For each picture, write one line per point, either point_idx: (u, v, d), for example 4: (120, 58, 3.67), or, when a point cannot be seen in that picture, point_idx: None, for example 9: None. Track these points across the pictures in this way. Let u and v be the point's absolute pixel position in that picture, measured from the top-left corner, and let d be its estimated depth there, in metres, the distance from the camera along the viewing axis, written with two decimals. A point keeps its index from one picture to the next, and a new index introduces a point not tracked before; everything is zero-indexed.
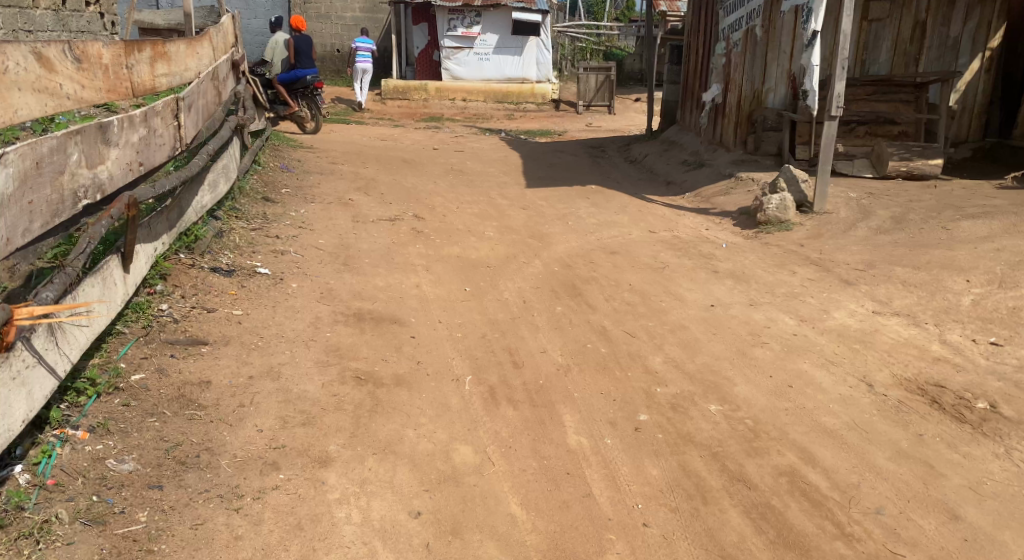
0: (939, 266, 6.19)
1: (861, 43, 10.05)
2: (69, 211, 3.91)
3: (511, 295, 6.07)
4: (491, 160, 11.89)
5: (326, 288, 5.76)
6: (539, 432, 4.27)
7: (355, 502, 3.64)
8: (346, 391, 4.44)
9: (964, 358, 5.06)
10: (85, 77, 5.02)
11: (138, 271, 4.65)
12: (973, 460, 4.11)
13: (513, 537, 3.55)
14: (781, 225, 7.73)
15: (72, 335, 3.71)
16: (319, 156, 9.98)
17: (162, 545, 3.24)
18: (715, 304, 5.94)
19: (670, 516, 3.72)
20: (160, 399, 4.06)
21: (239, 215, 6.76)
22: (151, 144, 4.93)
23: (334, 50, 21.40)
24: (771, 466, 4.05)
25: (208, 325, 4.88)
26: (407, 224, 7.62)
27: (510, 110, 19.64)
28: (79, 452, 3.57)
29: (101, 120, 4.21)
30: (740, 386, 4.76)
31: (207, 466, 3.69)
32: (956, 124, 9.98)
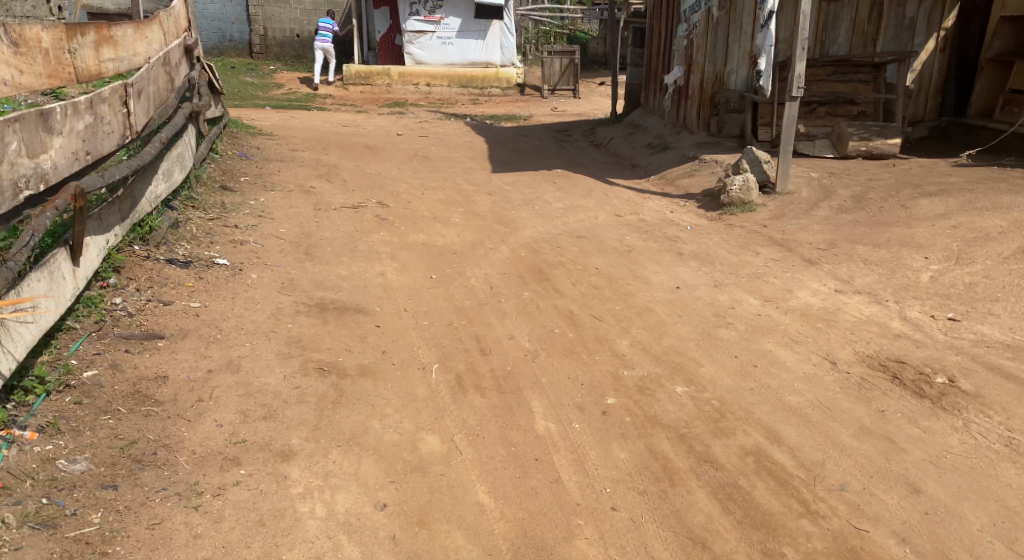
0: (899, 244, 6.26)
1: (820, 24, 10.01)
2: (9, 202, 3.78)
3: (477, 281, 6.02)
4: (456, 145, 11.79)
5: (288, 277, 5.65)
6: (506, 419, 4.23)
7: (319, 495, 3.57)
8: (309, 383, 4.36)
9: (924, 334, 5.11)
10: (23, 62, 4.88)
11: (88, 264, 4.51)
12: (934, 434, 4.15)
13: (480, 526, 3.51)
14: (744, 206, 7.75)
15: (16, 332, 3.58)
16: (280, 143, 9.81)
17: (116, 547, 3.16)
18: (681, 286, 5.94)
19: (638, 499, 3.72)
20: (115, 396, 3.95)
21: (196, 205, 6.60)
22: (98, 132, 4.78)
23: (295, 35, 21.07)
24: (736, 446, 4.06)
25: (165, 318, 4.76)
26: (370, 211, 7.51)
27: (474, 95, 19.53)
28: (27, 453, 3.46)
29: (42, 107, 4.06)
30: (706, 366, 4.77)
31: (164, 464, 3.60)
32: (913, 104, 10.07)
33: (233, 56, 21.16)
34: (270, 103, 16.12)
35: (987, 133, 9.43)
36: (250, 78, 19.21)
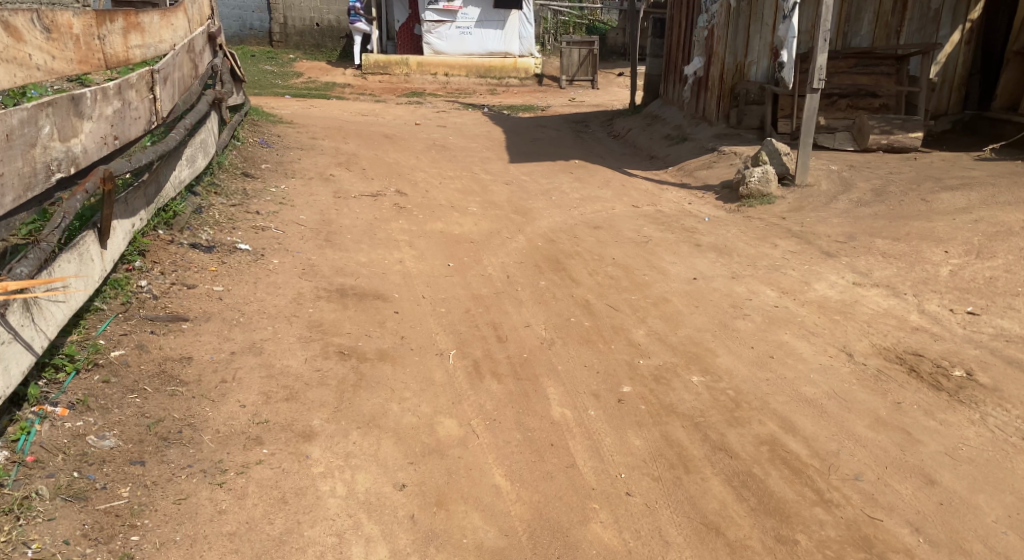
0: (918, 238, 6.24)
1: (843, 14, 9.93)
2: (42, 184, 3.86)
3: (494, 269, 6.06)
4: (474, 135, 11.83)
5: (309, 263, 5.73)
6: (523, 405, 4.29)
7: (340, 475, 3.65)
8: (330, 366, 4.44)
9: (942, 328, 5.12)
10: (55, 48, 4.94)
11: (115, 247, 4.59)
12: (950, 426, 4.17)
13: (497, 507, 3.57)
14: (763, 199, 7.74)
15: (49, 311, 3.66)
16: (300, 131, 9.88)
17: (145, 520, 3.24)
18: (697, 277, 5.97)
19: (652, 485, 3.76)
20: (141, 375, 4.04)
21: (218, 190, 6.69)
22: (126, 118, 4.86)
23: (314, 24, 21.23)
24: (751, 436, 4.09)
25: (189, 301, 4.85)
26: (389, 199, 7.58)
27: (492, 86, 19.52)
28: (59, 429, 3.55)
29: (73, 93, 4.14)
30: (722, 357, 4.80)
31: (189, 442, 3.68)
32: (936, 97, 10.08)
33: (252, 44, 21.35)
34: (290, 92, 16.23)
35: (1011, 128, 9.30)
36: (270, 66, 19.38)
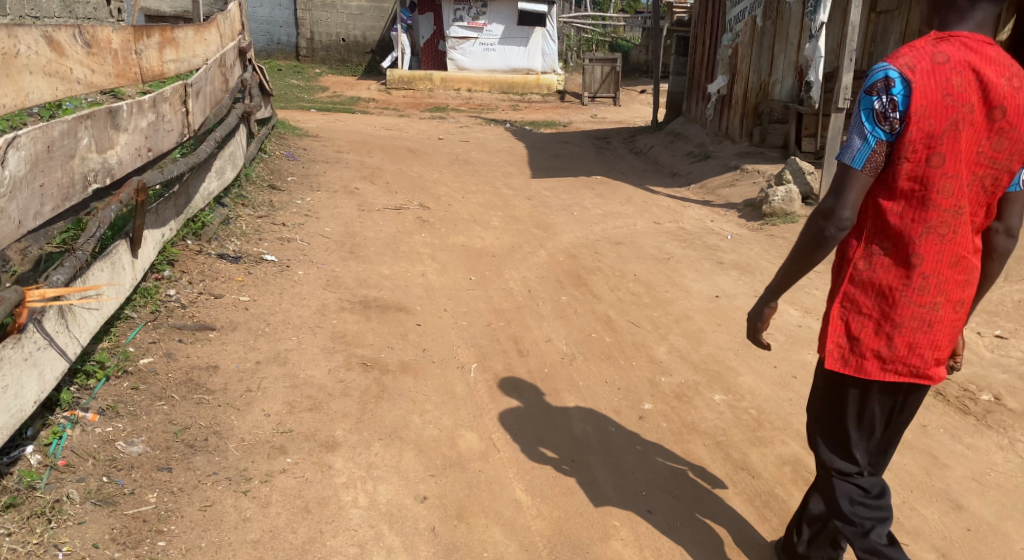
0: None
1: (870, 36, 10.29)
2: (80, 195, 3.94)
3: (515, 284, 6.09)
4: (496, 150, 11.90)
5: (333, 275, 5.79)
6: (543, 420, 4.29)
7: (362, 486, 3.67)
8: (353, 377, 4.48)
9: (969, 351, 5.08)
10: (94, 62, 5.08)
11: (146, 257, 4.67)
12: (977, 451, 4.13)
13: (518, 522, 3.57)
14: (786, 217, 7.72)
15: (83, 318, 3.73)
16: (325, 144, 10.01)
17: (171, 526, 3.27)
18: (720, 295, 5.96)
19: (674, 503, 3.74)
20: (169, 383, 4.09)
21: (245, 202, 6.78)
22: (159, 130, 4.95)
23: (340, 39, 21.88)
24: (774, 456, 4.07)
25: (216, 311, 4.91)
26: (412, 213, 7.64)
27: (516, 101, 19.56)
28: (89, 434, 3.62)
29: (111, 105, 4.23)
30: (745, 376, 4.78)
31: (215, 450, 3.72)
32: None
33: (280, 59, 21.96)
34: (314, 105, 16.47)
35: None
36: (296, 80, 19.68)
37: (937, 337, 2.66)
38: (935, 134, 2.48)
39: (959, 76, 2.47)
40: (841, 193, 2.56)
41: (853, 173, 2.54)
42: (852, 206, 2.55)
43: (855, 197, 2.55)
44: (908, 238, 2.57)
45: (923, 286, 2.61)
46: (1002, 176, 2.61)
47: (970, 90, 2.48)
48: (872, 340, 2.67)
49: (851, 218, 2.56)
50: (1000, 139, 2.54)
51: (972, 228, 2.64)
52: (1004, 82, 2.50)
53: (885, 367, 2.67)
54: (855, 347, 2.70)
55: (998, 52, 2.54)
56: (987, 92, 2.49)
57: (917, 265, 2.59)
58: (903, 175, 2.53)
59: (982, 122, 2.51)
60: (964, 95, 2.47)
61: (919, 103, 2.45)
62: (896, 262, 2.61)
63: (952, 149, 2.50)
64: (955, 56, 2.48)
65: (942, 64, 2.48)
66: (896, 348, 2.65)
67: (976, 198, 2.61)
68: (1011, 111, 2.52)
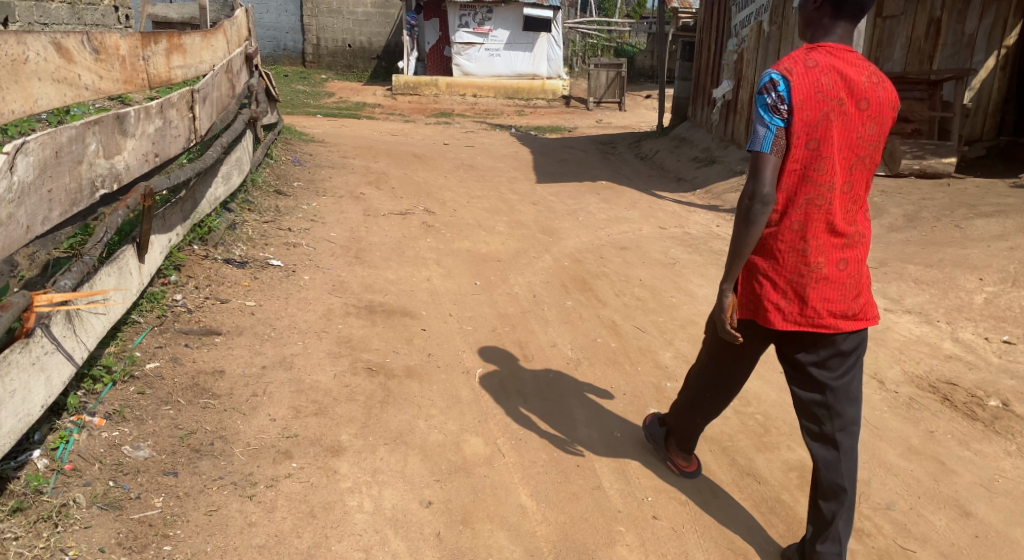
0: (952, 264, 6.17)
1: (876, 40, 10.36)
2: (87, 200, 3.96)
3: (521, 288, 6.09)
4: (501, 155, 11.91)
5: (339, 280, 5.80)
6: (548, 425, 4.29)
7: (367, 491, 3.67)
8: (358, 382, 4.48)
9: (976, 356, 5.06)
10: (102, 68, 5.11)
11: (152, 261, 4.69)
12: (985, 457, 4.11)
13: (523, 528, 3.56)
14: None
15: (90, 323, 3.74)
16: (331, 149, 10.04)
17: (177, 531, 3.27)
18: None
19: (679, 509, 3.72)
20: (175, 388, 4.10)
21: (251, 207, 6.80)
22: (167, 136, 4.97)
23: (346, 45, 21.97)
24: (781, 461, 4.05)
25: (222, 316, 4.92)
26: (418, 218, 7.65)
27: (521, 106, 19.56)
28: (96, 438, 3.63)
29: (118, 111, 4.25)
30: (751, 382, 4.77)
31: (221, 454, 3.73)
32: (971, 122, 10.36)
33: (286, 64, 22.11)
34: (320, 111, 16.53)
35: None
36: (302, 86, 19.76)
37: (831, 291, 3.09)
38: (813, 122, 2.99)
39: (827, 77, 2.99)
40: (755, 176, 3.03)
41: (762, 157, 3.01)
42: (767, 183, 3.01)
43: (763, 180, 3.01)
44: (795, 209, 3.08)
45: (812, 248, 3.09)
46: (872, 156, 3.13)
47: (839, 87, 3.00)
48: (773, 295, 3.14)
49: (757, 194, 3.02)
50: (866, 126, 3.07)
51: (853, 202, 3.14)
52: (864, 79, 3.04)
53: (784, 317, 3.13)
54: (761, 303, 3.18)
55: (857, 56, 3.09)
56: (852, 88, 3.02)
57: (806, 232, 3.08)
58: (791, 159, 3.04)
59: (851, 113, 3.04)
60: (833, 92, 2.99)
61: (799, 98, 2.97)
62: (788, 230, 3.09)
63: (827, 135, 3.02)
64: (824, 61, 3.01)
65: (814, 67, 3.01)
66: (791, 300, 3.11)
67: (854, 176, 3.12)
68: (871, 103, 3.06)
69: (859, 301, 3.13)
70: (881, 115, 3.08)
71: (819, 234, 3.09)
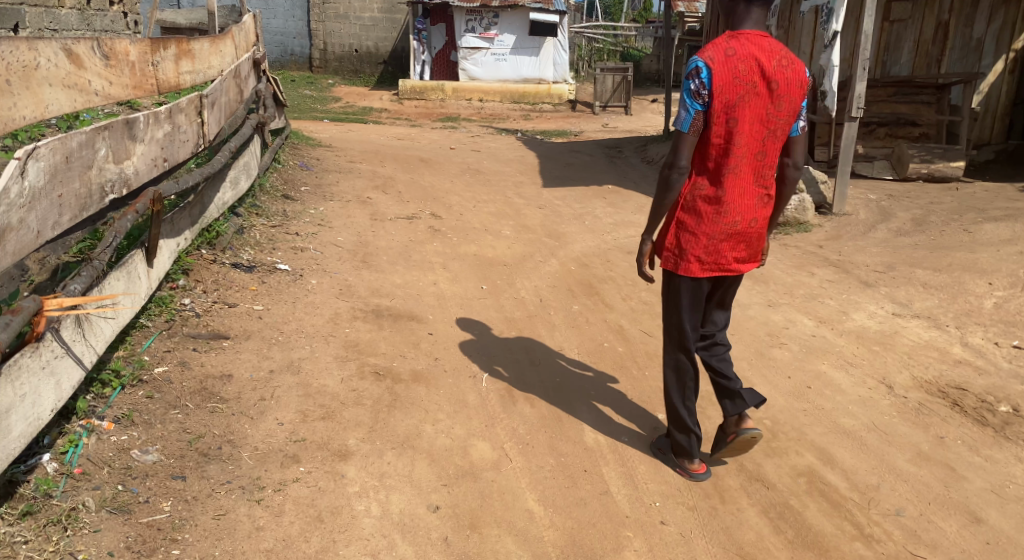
0: (961, 269, 6.14)
1: (884, 43, 10.58)
2: (97, 205, 3.97)
3: (527, 293, 6.09)
4: (507, 159, 11.91)
5: (346, 284, 5.80)
6: (556, 430, 4.28)
7: (375, 495, 3.67)
8: (365, 386, 4.48)
9: (986, 361, 5.04)
10: (112, 74, 5.14)
11: (161, 266, 4.71)
12: (996, 463, 4.09)
13: (530, 533, 3.55)
14: (799, 227, 7.68)
15: (99, 327, 3.75)
16: (338, 154, 10.05)
17: (185, 535, 3.28)
18: (733, 305, 5.93)
19: (687, 514, 3.71)
20: (183, 392, 4.11)
21: (259, 212, 6.81)
22: (175, 140, 4.98)
23: (353, 50, 22.03)
24: (789, 467, 4.04)
25: (230, 320, 4.92)
26: (424, 222, 7.65)
27: (527, 110, 19.57)
28: (105, 442, 3.64)
29: (128, 116, 4.26)
30: (758, 387, 4.75)
31: (228, 458, 3.73)
32: (978, 126, 10.34)
33: (293, 70, 22.22)
34: (327, 116, 16.58)
35: None
36: (309, 91, 19.81)
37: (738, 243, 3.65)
38: (730, 104, 3.44)
39: (744, 63, 3.42)
40: (677, 149, 3.50)
41: (683, 134, 3.48)
42: (686, 157, 3.49)
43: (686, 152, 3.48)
44: (712, 177, 3.58)
45: (726, 208, 3.60)
46: (783, 128, 3.59)
47: (753, 72, 3.43)
48: (696, 249, 3.63)
49: (681, 164, 3.50)
50: (779, 102, 3.52)
51: (763, 167, 3.64)
52: (775, 63, 3.47)
53: (702, 266, 3.65)
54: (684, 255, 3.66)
55: (771, 41, 3.50)
56: (766, 71, 3.45)
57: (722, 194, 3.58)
58: (711, 133, 3.50)
59: (764, 94, 3.48)
60: (748, 77, 3.43)
61: (719, 82, 3.40)
62: (706, 193, 3.60)
63: (743, 114, 3.48)
64: (742, 50, 3.43)
65: (733, 55, 3.43)
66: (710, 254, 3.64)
67: (766, 145, 3.60)
68: (782, 84, 3.50)
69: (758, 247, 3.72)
70: (792, 93, 3.52)
71: (734, 196, 3.59)
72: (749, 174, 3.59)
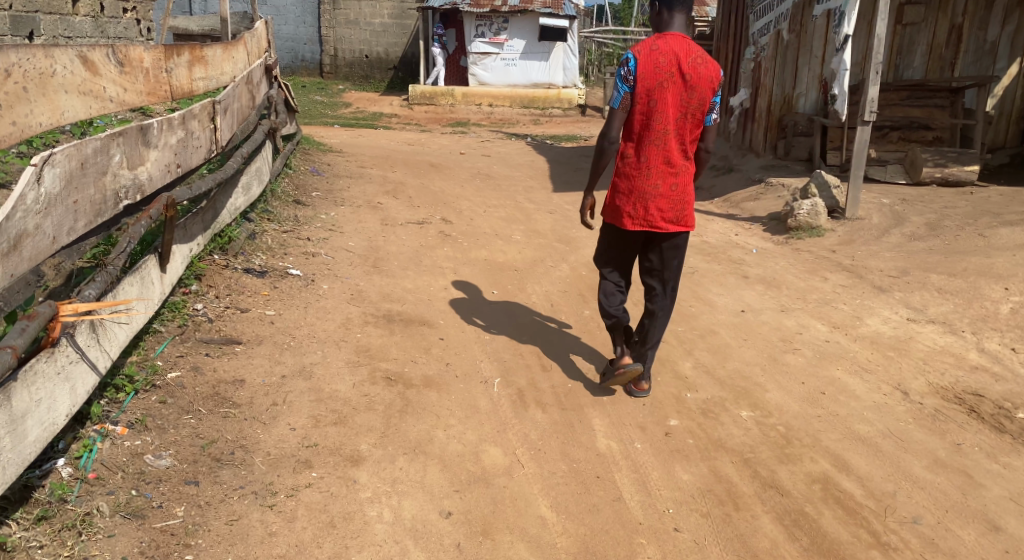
0: (976, 274, 6.08)
1: (895, 47, 10.19)
2: (111, 211, 3.99)
3: (538, 298, 6.08)
4: (517, 164, 11.91)
5: (357, 289, 5.80)
6: (568, 435, 4.26)
7: (387, 501, 3.66)
8: (377, 392, 4.47)
9: (1003, 367, 4.99)
10: (127, 81, 5.19)
11: (174, 271, 4.72)
12: (1014, 470, 4.05)
13: (543, 539, 3.54)
14: (812, 231, 7.64)
15: (113, 333, 3.76)
16: (349, 159, 10.08)
17: (198, 540, 3.28)
18: (746, 310, 5.90)
19: (701, 521, 3.68)
20: (196, 397, 4.11)
21: (271, 217, 6.84)
22: (188, 146, 5.00)
23: (364, 56, 22.11)
24: (804, 473, 4.00)
25: (242, 325, 4.93)
26: (435, 227, 7.65)
27: (536, 115, 19.58)
28: (119, 447, 3.64)
29: (142, 122, 4.28)
30: (772, 393, 4.72)
31: (241, 464, 3.73)
32: (994, 130, 10.42)
33: (304, 75, 22.33)
34: (338, 121, 16.62)
35: None
36: (320, 97, 19.88)
37: (664, 206, 4.30)
38: (650, 88, 4.18)
39: (665, 57, 4.17)
40: (609, 122, 4.25)
41: (614, 110, 4.24)
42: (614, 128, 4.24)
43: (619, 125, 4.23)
44: (640, 148, 4.30)
45: (650, 174, 4.29)
46: (699, 114, 4.31)
47: (672, 64, 4.18)
48: (629, 208, 4.33)
49: (612, 136, 4.26)
50: (694, 90, 4.23)
51: (684, 144, 4.33)
52: (690, 60, 4.20)
53: (634, 222, 4.33)
54: (619, 213, 4.37)
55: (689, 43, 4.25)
56: (683, 64, 4.19)
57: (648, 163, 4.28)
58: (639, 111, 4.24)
59: (680, 83, 4.21)
60: (668, 67, 4.18)
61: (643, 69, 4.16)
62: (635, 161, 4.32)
63: (664, 97, 4.21)
64: (663, 46, 4.20)
65: (657, 50, 4.20)
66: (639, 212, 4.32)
67: (686, 126, 4.31)
68: (696, 76, 4.22)
69: (685, 212, 4.33)
70: (704, 84, 4.24)
71: (658, 164, 4.28)
72: (671, 148, 4.29)
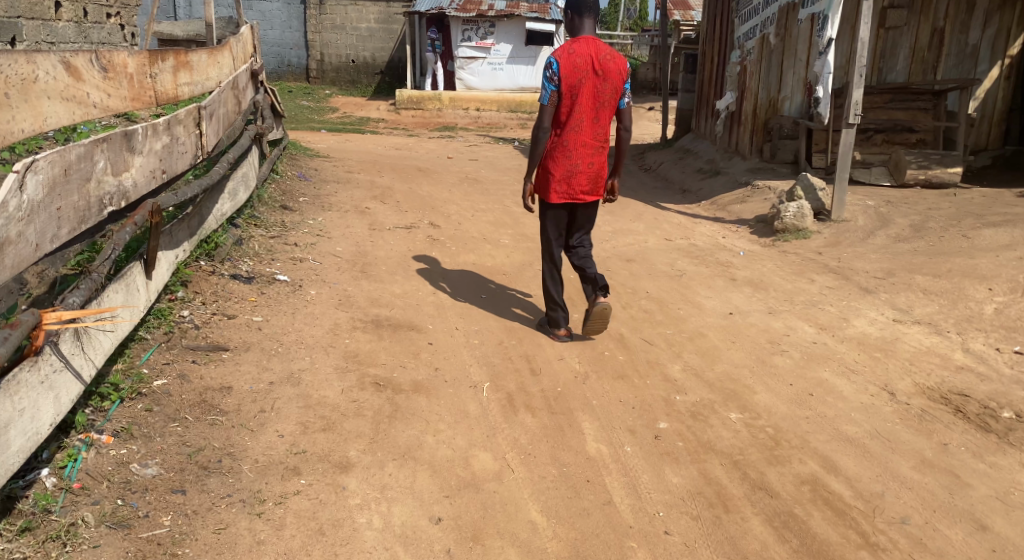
0: (961, 274, 6.13)
1: (879, 51, 10.26)
2: (95, 218, 3.96)
3: (527, 302, 6.07)
4: (505, 168, 11.90)
5: (344, 294, 5.78)
6: (557, 439, 4.26)
7: (376, 507, 3.64)
8: (366, 397, 4.45)
9: (988, 367, 5.03)
10: (111, 86, 5.17)
11: (160, 277, 4.69)
12: (1000, 469, 4.07)
13: (534, 544, 3.53)
14: (798, 233, 7.68)
15: (98, 340, 3.73)
16: (336, 165, 10.05)
17: (186, 549, 3.25)
18: (733, 312, 5.92)
19: (691, 524, 3.68)
20: (182, 404, 4.08)
21: (258, 223, 6.80)
22: (174, 152, 4.98)
23: (351, 61, 22.09)
24: (793, 475, 4.02)
25: (229, 331, 4.91)
26: (423, 232, 7.63)
27: (523, 119, 19.60)
28: (104, 456, 3.61)
29: (126, 128, 4.25)
30: (761, 395, 4.73)
31: (229, 472, 3.70)
32: (976, 132, 10.50)
33: (291, 80, 22.25)
34: (325, 126, 16.56)
35: None
36: (307, 102, 19.81)
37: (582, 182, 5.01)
38: (570, 85, 4.81)
39: (581, 57, 4.79)
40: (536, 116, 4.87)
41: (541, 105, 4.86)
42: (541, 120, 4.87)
43: (543, 119, 4.87)
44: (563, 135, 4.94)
45: (571, 156, 4.96)
46: (613, 103, 4.97)
47: (587, 63, 4.81)
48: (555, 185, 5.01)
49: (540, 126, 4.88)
50: (608, 83, 4.89)
51: (599, 129, 4.99)
52: (601, 58, 4.83)
53: (558, 197, 5.02)
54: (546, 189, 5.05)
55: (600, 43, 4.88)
56: (596, 61, 4.83)
57: (570, 147, 4.94)
58: (560, 105, 4.89)
59: (595, 79, 4.85)
60: (584, 67, 4.80)
61: (563, 69, 4.78)
62: (558, 146, 4.96)
63: (582, 92, 4.84)
64: (578, 48, 4.81)
65: (573, 52, 4.81)
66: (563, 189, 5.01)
67: (601, 114, 4.96)
68: (607, 70, 4.86)
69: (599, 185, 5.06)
70: (615, 77, 4.89)
71: (577, 148, 4.95)
72: (589, 134, 4.95)
